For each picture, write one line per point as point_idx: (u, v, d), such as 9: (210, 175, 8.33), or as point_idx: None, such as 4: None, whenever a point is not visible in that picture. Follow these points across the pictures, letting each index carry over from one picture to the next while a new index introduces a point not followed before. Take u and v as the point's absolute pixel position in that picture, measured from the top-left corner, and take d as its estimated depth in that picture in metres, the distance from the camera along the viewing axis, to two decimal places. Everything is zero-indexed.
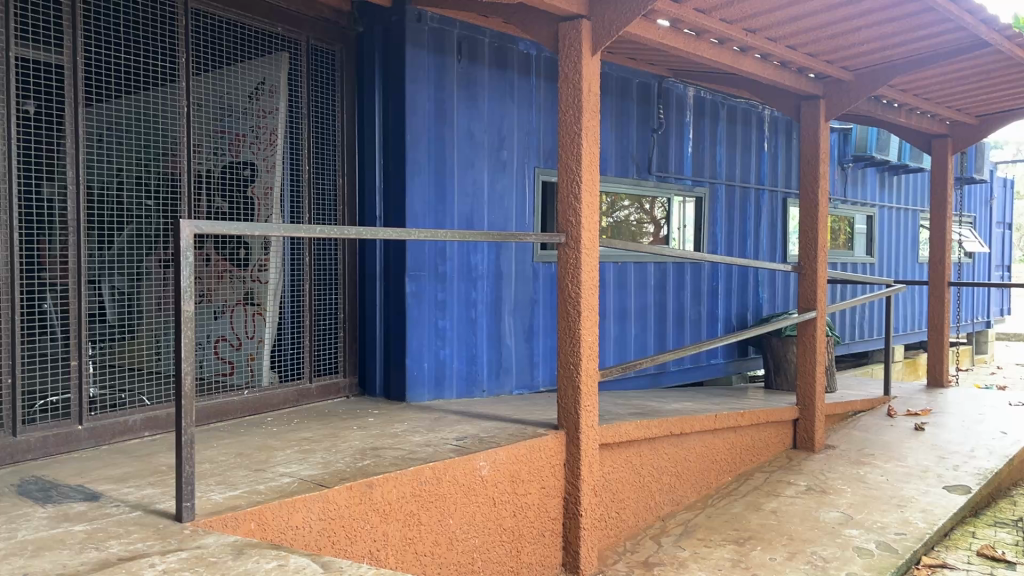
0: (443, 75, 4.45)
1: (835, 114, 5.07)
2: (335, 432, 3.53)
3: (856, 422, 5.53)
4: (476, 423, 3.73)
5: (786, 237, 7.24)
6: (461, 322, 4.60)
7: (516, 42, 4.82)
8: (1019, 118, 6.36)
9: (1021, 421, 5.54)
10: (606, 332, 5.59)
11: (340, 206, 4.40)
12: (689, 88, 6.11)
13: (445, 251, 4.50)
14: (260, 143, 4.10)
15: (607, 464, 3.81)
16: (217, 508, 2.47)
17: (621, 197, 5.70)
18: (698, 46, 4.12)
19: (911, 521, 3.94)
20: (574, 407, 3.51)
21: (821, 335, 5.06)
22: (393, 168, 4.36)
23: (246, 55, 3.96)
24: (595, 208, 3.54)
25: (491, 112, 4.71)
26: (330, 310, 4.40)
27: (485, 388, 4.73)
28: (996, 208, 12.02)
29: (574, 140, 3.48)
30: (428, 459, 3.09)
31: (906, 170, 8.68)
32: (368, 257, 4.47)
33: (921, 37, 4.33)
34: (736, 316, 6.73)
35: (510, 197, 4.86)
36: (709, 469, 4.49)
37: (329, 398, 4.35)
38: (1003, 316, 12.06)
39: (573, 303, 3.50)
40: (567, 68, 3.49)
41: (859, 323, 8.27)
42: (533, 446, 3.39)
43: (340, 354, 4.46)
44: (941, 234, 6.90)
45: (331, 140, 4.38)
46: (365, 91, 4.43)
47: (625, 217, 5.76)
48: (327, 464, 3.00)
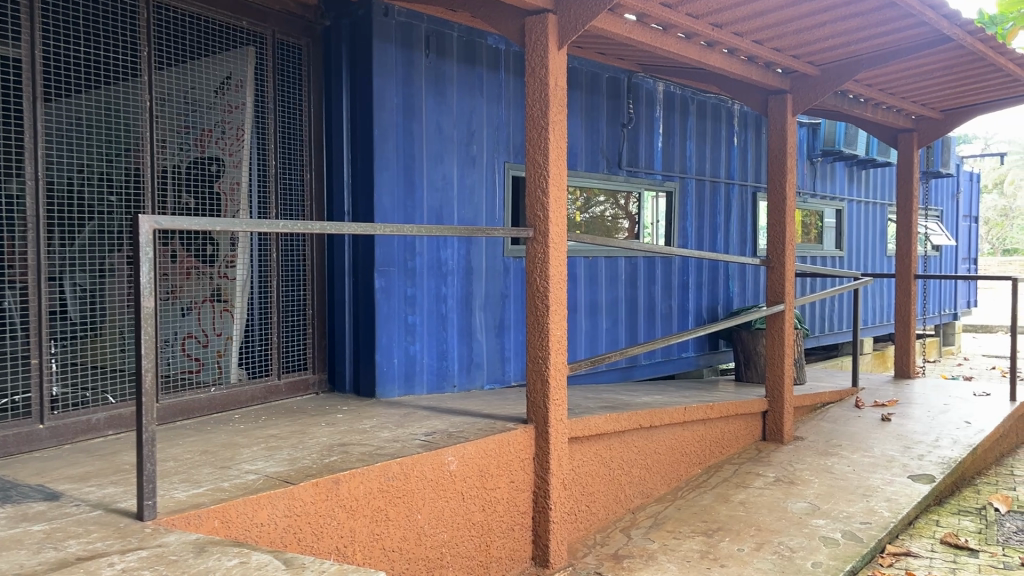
0: (411, 70, 4.42)
1: (802, 109, 5.12)
2: (302, 429, 3.51)
3: (824, 414, 5.59)
4: (445, 417, 3.72)
5: (757, 231, 7.30)
6: (431, 317, 4.58)
7: (484, 36, 4.81)
8: (983, 112, 6.45)
9: (985, 410, 5.64)
10: (578, 326, 5.60)
11: (307, 202, 4.38)
12: (659, 82, 6.13)
13: (414, 247, 4.49)
14: (227, 138, 4.09)
15: (577, 458, 3.82)
16: (179, 506, 2.44)
17: (596, 193, 5.75)
18: (665, 41, 4.14)
19: (876, 511, 3.99)
20: (543, 400, 3.52)
21: (789, 327, 5.11)
22: (360, 163, 4.33)
23: (213, 49, 3.92)
24: (563, 202, 3.54)
25: (460, 106, 4.70)
26: (297, 306, 4.38)
27: (456, 383, 4.73)
28: (963, 202, 12.20)
29: (541, 134, 3.48)
30: (396, 454, 3.08)
31: (874, 164, 8.78)
32: (336, 253, 4.44)
33: (885, 32, 4.38)
34: (707, 309, 6.77)
35: (479, 192, 4.84)
36: (679, 462, 4.52)
37: (297, 395, 4.32)
38: (970, 308, 12.26)
39: (541, 297, 3.50)
40: (534, 63, 3.49)
41: (828, 316, 8.37)
42: (501, 440, 3.39)
43: (308, 350, 4.43)
44: (908, 227, 6.99)
45: (298, 136, 4.34)
46: (332, 84, 4.40)
47: (600, 213, 5.80)
48: (293, 461, 2.98)
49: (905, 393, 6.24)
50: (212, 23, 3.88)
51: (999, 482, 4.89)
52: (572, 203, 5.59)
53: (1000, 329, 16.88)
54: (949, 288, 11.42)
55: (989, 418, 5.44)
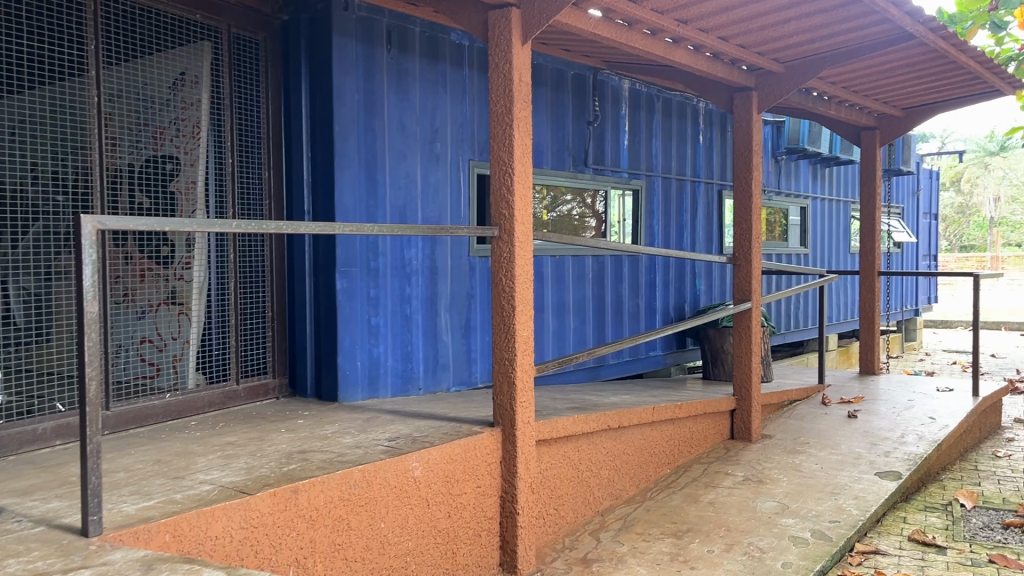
0: (372, 65, 4.32)
1: (766, 106, 5.10)
2: (261, 436, 3.40)
3: (791, 412, 5.59)
4: (409, 422, 3.63)
5: (722, 229, 7.29)
6: (395, 318, 4.49)
7: (447, 32, 4.72)
8: (944, 110, 6.51)
9: (948, 406, 5.67)
10: (545, 326, 5.54)
11: (267, 200, 4.25)
12: (625, 80, 6.09)
13: (377, 246, 4.38)
14: (183, 136, 3.97)
15: (544, 460, 3.75)
16: (127, 521, 2.33)
17: (563, 191, 5.69)
18: (630, 37, 4.09)
19: (845, 509, 3.97)
20: (510, 403, 3.44)
21: (756, 325, 5.10)
22: (321, 160, 4.21)
23: (166, 44, 3.81)
24: (528, 200, 3.47)
25: (423, 102, 4.60)
26: (256, 308, 4.26)
27: (421, 386, 4.63)
28: (923, 200, 12.35)
29: (506, 131, 3.40)
30: (357, 461, 2.98)
31: (837, 162, 8.84)
32: (297, 253, 4.33)
33: (849, 29, 4.37)
34: (674, 308, 6.75)
35: (444, 190, 4.76)
36: (648, 462, 4.47)
37: (257, 400, 4.19)
38: (931, 304, 12.42)
39: (507, 298, 3.43)
40: (497, 58, 3.41)
41: (794, 313, 8.41)
42: (467, 445, 3.31)
43: (268, 354, 4.31)
44: (871, 224, 7.03)
45: (256, 132, 4.21)
46: (291, 80, 4.27)
47: (567, 211, 5.74)
48: (250, 470, 2.87)
49: (871, 390, 6.27)
50: (164, 16, 3.75)
51: (963, 478, 4.91)
52: (538, 202, 5.52)
53: (960, 325, 17.16)
54: (911, 285, 11.56)
55: (953, 413, 5.47)
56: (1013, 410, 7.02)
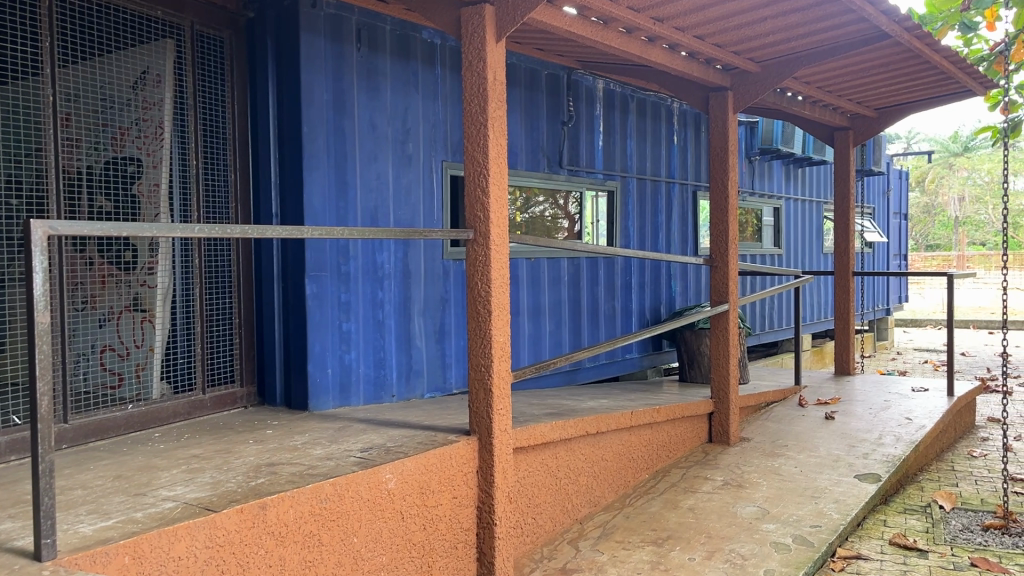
0: (341, 64, 4.20)
1: (742, 106, 5.06)
2: (227, 448, 3.27)
3: (768, 413, 5.55)
4: (383, 431, 3.52)
5: (697, 230, 7.25)
6: (367, 324, 4.37)
7: (419, 30, 4.61)
8: (916, 110, 6.53)
9: (924, 406, 5.67)
10: (520, 329, 5.46)
11: (233, 202, 4.11)
12: (599, 80, 6.02)
13: (348, 250, 4.27)
14: (145, 136, 3.83)
15: (522, 468, 3.66)
16: (83, 543, 2.20)
17: (535, 192, 5.60)
18: (606, 35, 4.01)
19: (826, 513, 3.93)
20: (486, 410, 3.35)
21: (733, 327, 5.05)
22: (289, 162, 4.09)
23: (127, 42, 3.66)
24: (504, 202, 3.37)
25: (395, 102, 4.50)
26: (224, 314, 4.11)
27: (394, 393, 4.52)
28: (893, 200, 12.45)
29: (480, 131, 3.31)
30: (329, 474, 2.87)
31: (810, 163, 8.86)
32: (264, 258, 4.19)
33: (826, 27, 4.33)
34: (649, 310, 6.69)
35: (416, 191, 4.65)
36: (626, 468, 4.40)
37: (224, 409, 4.04)
38: (902, 303, 12.52)
39: (483, 303, 3.34)
40: (471, 55, 3.32)
41: (768, 314, 8.41)
42: (442, 455, 3.21)
43: (236, 362, 4.16)
44: (845, 224, 7.03)
45: (221, 133, 4.07)
46: (257, 79, 4.14)
47: (540, 213, 5.66)
48: (216, 485, 2.74)
49: (846, 390, 6.26)
50: (126, 13, 3.61)
51: (940, 479, 4.91)
52: (511, 204, 5.43)
53: (930, 323, 17.35)
54: (882, 285, 11.65)
55: (929, 413, 5.47)
56: (985, 409, 7.06)
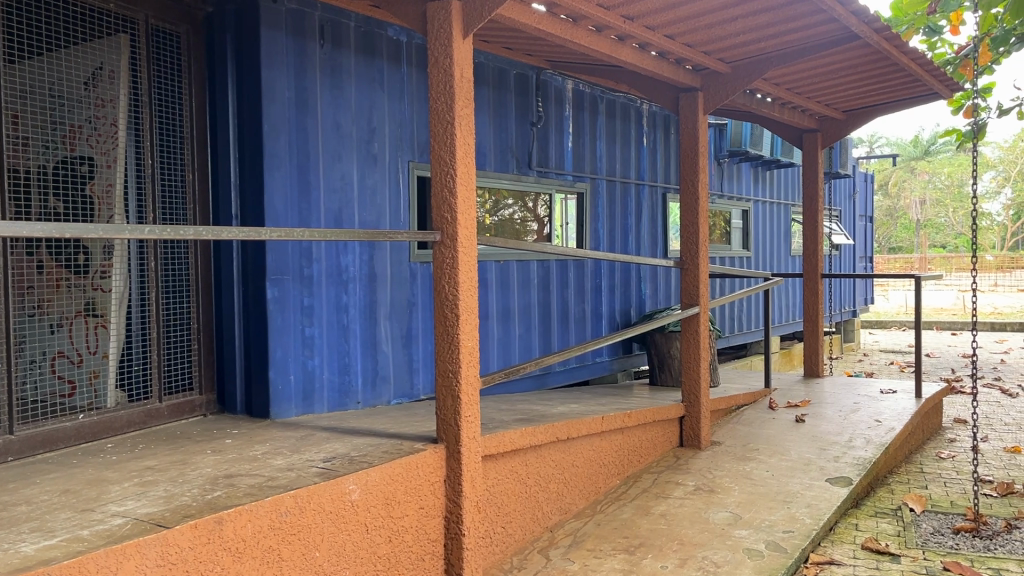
0: (304, 61, 4.08)
1: (712, 107, 5.01)
2: (184, 458, 3.13)
3: (739, 417, 5.52)
4: (347, 439, 3.41)
5: (667, 232, 7.21)
6: (331, 329, 4.25)
7: (384, 27, 4.51)
8: (883, 112, 6.56)
9: (893, 407, 5.68)
10: (489, 334, 5.36)
11: (191, 203, 3.95)
12: (568, 80, 5.96)
13: (311, 252, 4.14)
14: (100, 135, 3.71)
15: (491, 476, 3.57)
16: (24, 564, 2.06)
17: (505, 195, 5.52)
18: (575, 34, 3.94)
19: (798, 518, 3.89)
20: (454, 418, 3.25)
21: (704, 330, 5.00)
22: (248, 162, 3.95)
23: (78, 37, 3.51)
24: (471, 203, 3.28)
25: (359, 101, 4.38)
26: (181, 319, 3.94)
27: (359, 399, 4.40)
28: (859, 203, 12.57)
29: (447, 130, 3.22)
30: (289, 486, 2.75)
31: (778, 165, 8.88)
32: (223, 260, 4.04)
33: (796, 27, 4.30)
34: (620, 313, 6.64)
35: (382, 192, 4.54)
36: (597, 474, 4.33)
37: (182, 418, 3.88)
38: (868, 305, 12.64)
39: (451, 306, 3.24)
40: (437, 51, 3.22)
41: (737, 316, 8.41)
42: (408, 464, 3.10)
43: (194, 368, 4.00)
44: (813, 226, 7.04)
45: (177, 131, 3.91)
46: (216, 76, 3.99)
47: (509, 216, 5.57)
48: (169, 499, 2.61)
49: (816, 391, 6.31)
50: (79, 8, 3.47)
51: (910, 481, 4.91)
52: (481, 206, 5.35)
53: (894, 324, 17.57)
54: (848, 287, 11.76)
55: (898, 415, 5.48)
56: (951, 410, 7.11)
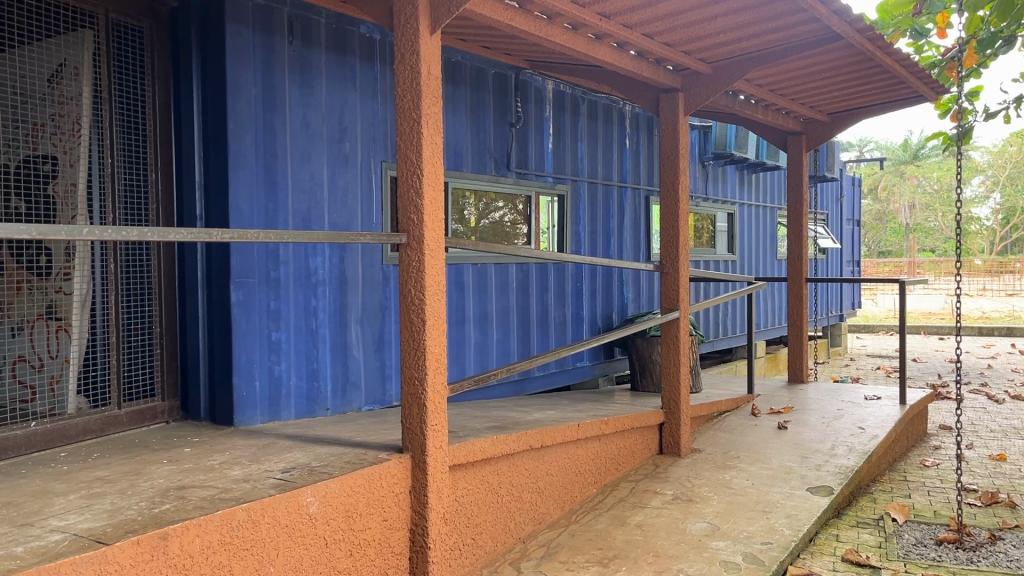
0: (271, 58, 3.97)
1: (692, 108, 4.92)
2: (138, 468, 3.01)
3: (721, 423, 5.42)
4: (310, 448, 3.29)
5: (650, 236, 7.13)
6: (299, 333, 4.14)
7: (357, 24, 4.40)
8: (869, 115, 6.48)
9: (877, 414, 5.59)
10: (465, 338, 5.25)
11: (154, 203, 3.81)
12: (548, 80, 5.86)
13: (278, 255, 4.03)
14: (62, 133, 3.60)
15: (460, 486, 3.45)
16: None
17: (495, 198, 5.50)
18: (550, 31, 3.83)
19: (777, 529, 3.79)
20: (420, 427, 3.14)
21: (684, 335, 4.90)
22: (213, 161, 3.83)
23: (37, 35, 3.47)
24: (439, 204, 3.17)
25: (330, 99, 4.27)
26: (141, 323, 3.81)
27: (329, 406, 4.29)
28: (846, 206, 12.51)
29: (413, 128, 3.11)
30: (242, 499, 2.63)
31: (764, 168, 8.81)
32: (187, 263, 3.91)
33: (777, 26, 4.21)
34: (601, 317, 6.54)
35: (353, 193, 4.43)
36: (573, 482, 4.22)
37: (142, 424, 3.74)
38: (855, 309, 12.58)
39: (417, 311, 3.13)
40: (404, 48, 3.11)
41: (722, 321, 8.31)
42: (371, 475, 2.99)
43: (157, 374, 3.87)
44: (798, 230, 6.95)
45: (140, 128, 3.78)
46: (181, 72, 3.86)
47: (499, 218, 5.56)
48: (114, 512, 2.49)
49: (814, 390, 6.51)
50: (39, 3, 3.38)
51: (893, 490, 4.82)
52: (469, 209, 5.29)
53: (882, 328, 17.53)
54: (835, 291, 11.71)
55: (882, 422, 5.39)
56: (936, 417, 7.04)
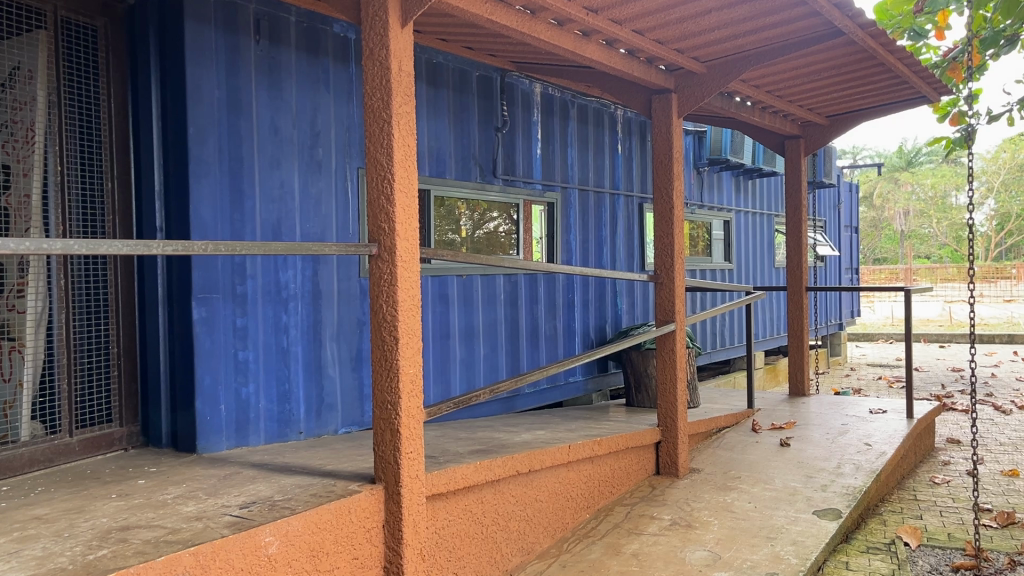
0: (236, 58, 3.71)
1: (687, 110, 4.67)
2: (82, 504, 2.74)
3: (720, 441, 5.16)
4: (274, 479, 3.03)
5: (644, 245, 6.87)
6: (268, 352, 3.87)
7: (329, 23, 4.16)
8: (870, 117, 6.24)
9: (884, 430, 5.33)
10: (451, 353, 4.99)
11: (111, 214, 3.55)
12: (535, 84, 5.63)
13: (244, 268, 3.77)
14: (16, 141, 3.29)
15: (441, 517, 3.18)
16: None
17: (489, 208, 5.31)
18: (534, 27, 3.57)
19: (783, 558, 3.52)
20: (393, 455, 2.88)
21: (681, 348, 4.64)
22: (173, 169, 3.58)
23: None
24: (413, 212, 2.92)
25: (301, 102, 4.03)
26: (98, 343, 3.54)
27: (302, 430, 4.03)
28: (844, 213, 12.28)
29: (383, 129, 2.85)
30: (190, 541, 2.34)
31: (760, 174, 8.57)
32: (147, 277, 3.66)
33: (776, 21, 3.97)
34: (594, 330, 6.28)
35: (327, 201, 4.18)
36: (564, 508, 3.96)
37: (97, 453, 3.46)
38: (855, 317, 12.32)
39: (389, 328, 2.87)
40: (372, 42, 2.87)
41: (719, 332, 8.06)
42: (339, 510, 2.72)
43: (114, 399, 3.60)
44: (797, 236, 6.69)
45: (95, 135, 3.52)
46: (139, 73, 3.61)
47: (494, 229, 5.37)
48: (43, 561, 2.22)
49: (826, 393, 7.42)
50: None
51: (903, 511, 4.56)
52: (468, 218, 5.15)
53: (881, 336, 17.30)
54: (833, 299, 11.49)
55: (889, 439, 5.13)
56: (944, 430, 6.77)
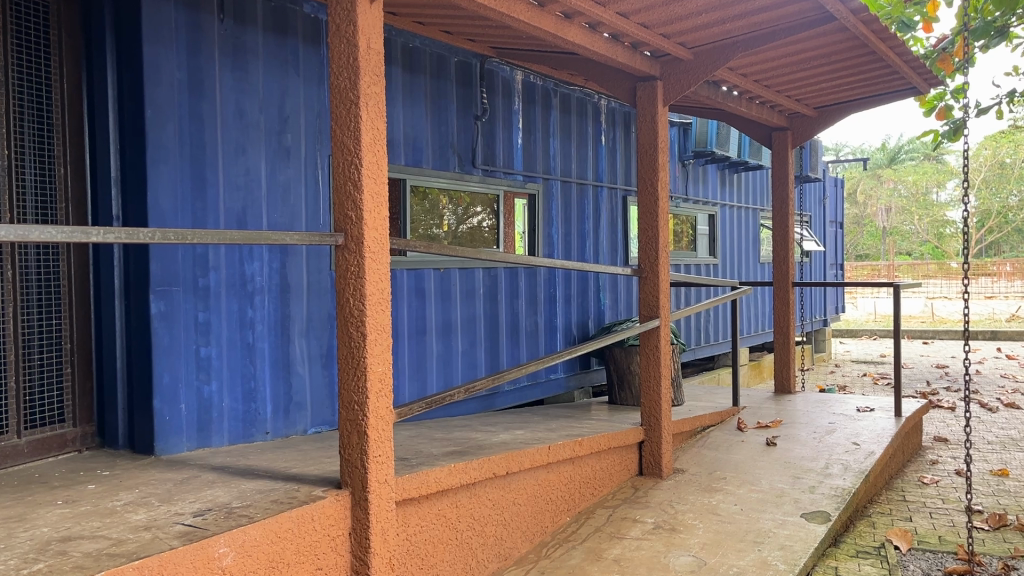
0: (198, 37, 3.52)
1: (673, 98, 4.51)
2: (24, 512, 2.55)
3: (704, 440, 5.02)
4: (234, 484, 2.85)
5: (627, 239, 6.72)
6: (232, 348, 3.68)
7: (299, 2, 3.98)
8: (860, 108, 6.11)
9: (871, 428, 5.21)
10: (428, 349, 4.81)
11: (63, 202, 3.34)
12: (516, 71, 5.45)
13: (207, 260, 3.58)
14: None
15: (412, 524, 3.01)
16: None
17: (472, 202, 5.14)
18: (515, 7, 3.39)
19: (770, 564, 3.38)
20: (360, 459, 2.70)
21: (665, 345, 4.48)
22: (130, 154, 3.37)
23: None
24: (382, 199, 2.74)
25: (268, 85, 3.83)
26: (50, 338, 3.34)
27: (268, 430, 3.85)
28: (829, 208, 12.19)
29: (350, 110, 2.67)
30: (135, 553, 2.15)
31: (745, 167, 8.45)
32: (103, 268, 3.46)
33: (766, 5, 3.81)
34: (576, 325, 6.13)
35: (296, 190, 3.99)
36: (543, 511, 3.79)
37: (48, 455, 3.26)
38: (839, 313, 12.24)
39: (356, 324, 2.69)
40: (338, 18, 2.68)
41: (703, 328, 7.93)
42: (301, 517, 2.55)
43: (66, 398, 3.39)
44: (784, 231, 6.56)
45: (46, 117, 3.30)
46: (94, 52, 3.41)
47: (478, 224, 5.20)
48: None
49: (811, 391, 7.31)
50: None
51: (892, 513, 4.44)
52: (453, 213, 4.99)
53: (864, 333, 17.26)
54: (817, 295, 11.40)
55: (878, 438, 5.01)
56: (930, 429, 6.66)
